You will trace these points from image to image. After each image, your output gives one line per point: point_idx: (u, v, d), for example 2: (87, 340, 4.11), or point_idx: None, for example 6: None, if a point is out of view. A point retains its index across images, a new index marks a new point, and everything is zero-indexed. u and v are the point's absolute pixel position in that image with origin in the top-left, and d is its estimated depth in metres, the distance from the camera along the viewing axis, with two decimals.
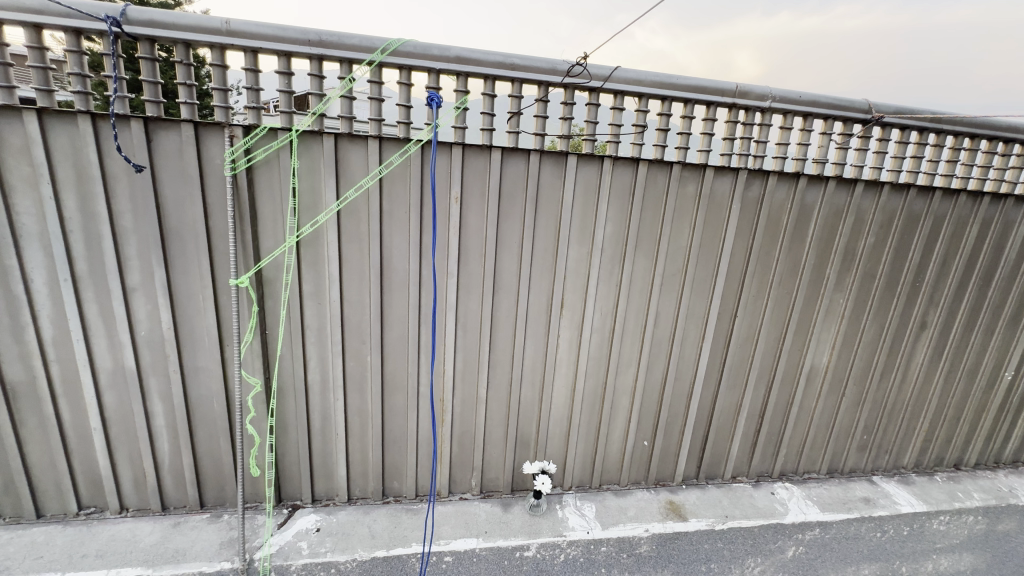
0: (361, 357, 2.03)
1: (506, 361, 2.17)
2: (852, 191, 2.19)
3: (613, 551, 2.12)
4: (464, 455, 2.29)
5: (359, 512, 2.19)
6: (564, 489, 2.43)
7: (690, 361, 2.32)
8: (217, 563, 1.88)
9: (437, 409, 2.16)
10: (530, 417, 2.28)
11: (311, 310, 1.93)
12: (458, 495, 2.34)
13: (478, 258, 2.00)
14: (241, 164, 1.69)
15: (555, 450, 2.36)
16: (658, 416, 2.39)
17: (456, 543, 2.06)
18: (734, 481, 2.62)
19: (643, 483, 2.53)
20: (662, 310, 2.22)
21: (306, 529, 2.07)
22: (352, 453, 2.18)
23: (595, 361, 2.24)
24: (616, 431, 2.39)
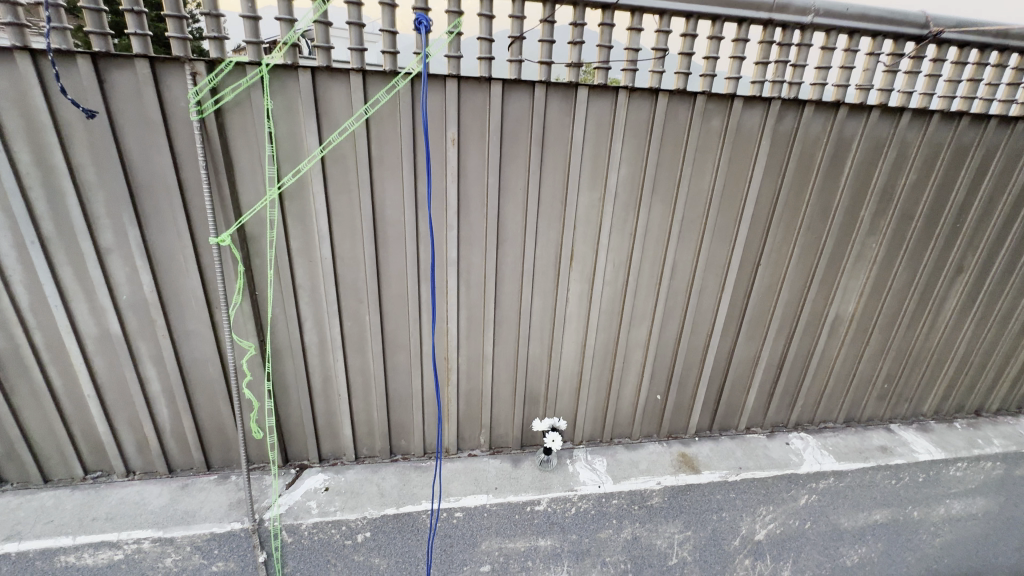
0: (359, 316, 1.92)
1: (513, 316, 2.05)
2: (896, 122, 1.96)
3: (624, 504, 2.22)
4: (471, 413, 2.22)
5: (368, 470, 2.17)
6: (574, 444, 2.38)
7: (708, 311, 2.19)
8: (227, 524, 1.90)
9: (441, 368, 2.07)
10: (539, 373, 2.19)
11: (301, 269, 1.79)
12: (468, 452, 2.30)
13: (480, 207, 1.83)
14: (207, 107, 1.50)
15: (565, 405, 2.28)
16: (671, 370, 2.29)
17: (466, 500, 2.07)
18: (747, 432, 2.56)
19: (655, 436, 2.47)
20: (680, 259, 2.06)
21: (315, 488, 2.06)
22: (357, 414, 2.12)
23: (607, 316, 2.11)
24: (628, 385, 2.30)
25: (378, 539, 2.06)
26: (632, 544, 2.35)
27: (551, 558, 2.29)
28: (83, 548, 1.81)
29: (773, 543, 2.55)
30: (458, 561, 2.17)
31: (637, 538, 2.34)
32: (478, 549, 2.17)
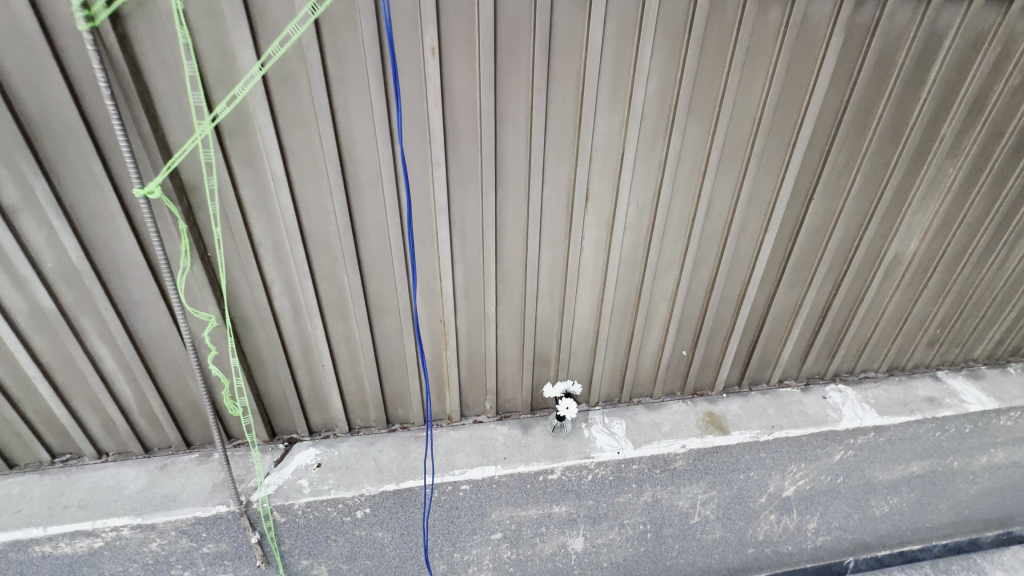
0: (336, 277, 1.63)
1: (518, 270, 1.74)
2: (1006, 7, 1.53)
3: (645, 468, 2.04)
4: (474, 379, 1.98)
5: (363, 442, 1.97)
6: (590, 406, 2.15)
7: (746, 258, 1.87)
8: (212, 507, 1.74)
9: (437, 332, 1.80)
10: (549, 332, 1.92)
11: (259, 224, 1.48)
12: (472, 418, 2.09)
13: (473, 138, 1.47)
14: (99, 12, 1.11)
15: (579, 366, 2.03)
16: (698, 324, 2.02)
17: (472, 473, 1.88)
18: (780, 386, 2.32)
19: (678, 394, 2.24)
20: (716, 195, 1.71)
21: (306, 465, 1.87)
22: (346, 384, 1.89)
23: (628, 266, 1.81)
24: (650, 342, 2.03)
25: (380, 514, 1.91)
26: (652, 506, 2.20)
27: (566, 523, 2.15)
28: (57, 538, 1.67)
29: (801, 498, 2.40)
30: (467, 530, 2.05)
31: (657, 501, 2.19)
32: (488, 518, 2.04)
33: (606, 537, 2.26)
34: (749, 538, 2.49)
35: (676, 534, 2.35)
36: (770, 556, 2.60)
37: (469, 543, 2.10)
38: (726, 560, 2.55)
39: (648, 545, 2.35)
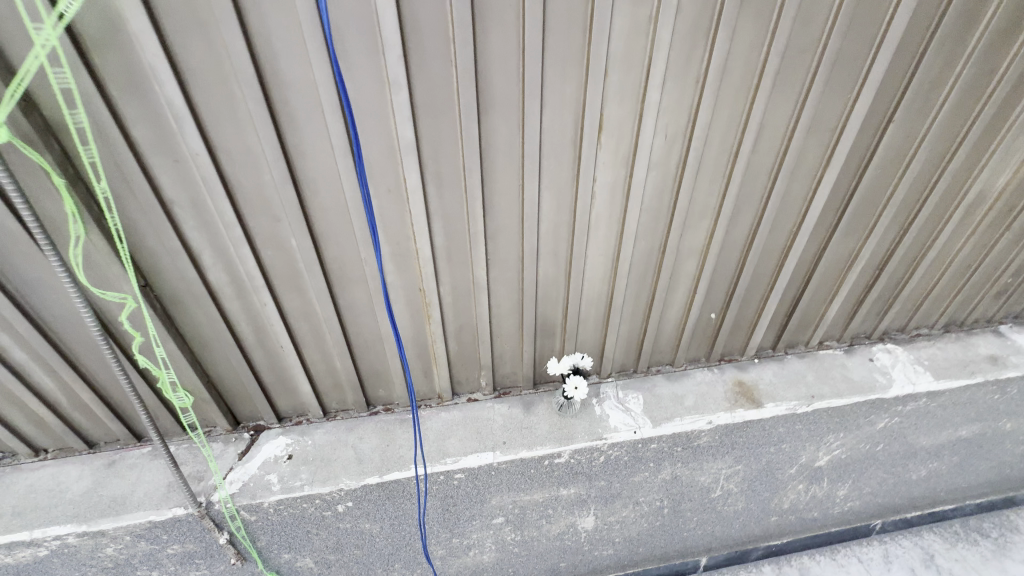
0: (282, 242, 1.28)
1: (514, 225, 1.39)
2: None
3: (665, 447, 1.79)
4: (465, 354, 1.68)
5: (341, 428, 1.71)
6: (601, 377, 1.87)
7: (798, 202, 1.50)
8: (167, 510, 1.50)
9: (417, 302, 1.48)
10: (554, 298, 1.59)
11: (167, 176, 1.12)
12: (466, 396, 1.82)
13: (443, 46, 1.07)
14: None
15: (589, 335, 1.72)
16: (731, 283, 1.68)
17: (467, 461, 1.63)
18: (820, 348, 2.02)
19: (703, 360, 1.95)
20: (769, 121, 1.32)
21: (275, 457, 1.63)
22: (313, 366, 1.59)
23: (651, 216, 1.44)
24: (674, 306, 1.71)
25: (364, 507, 1.68)
26: (671, 483, 1.98)
27: (575, 505, 1.94)
28: None
29: (834, 467, 2.17)
30: (465, 516, 1.84)
31: (677, 478, 1.96)
32: (488, 504, 1.82)
33: (620, 515, 2.06)
34: (773, 508, 2.29)
35: (695, 509, 2.15)
36: (793, 523, 2.43)
37: (468, 528, 1.90)
38: (746, 529, 2.37)
39: (664, 520, 2.16)
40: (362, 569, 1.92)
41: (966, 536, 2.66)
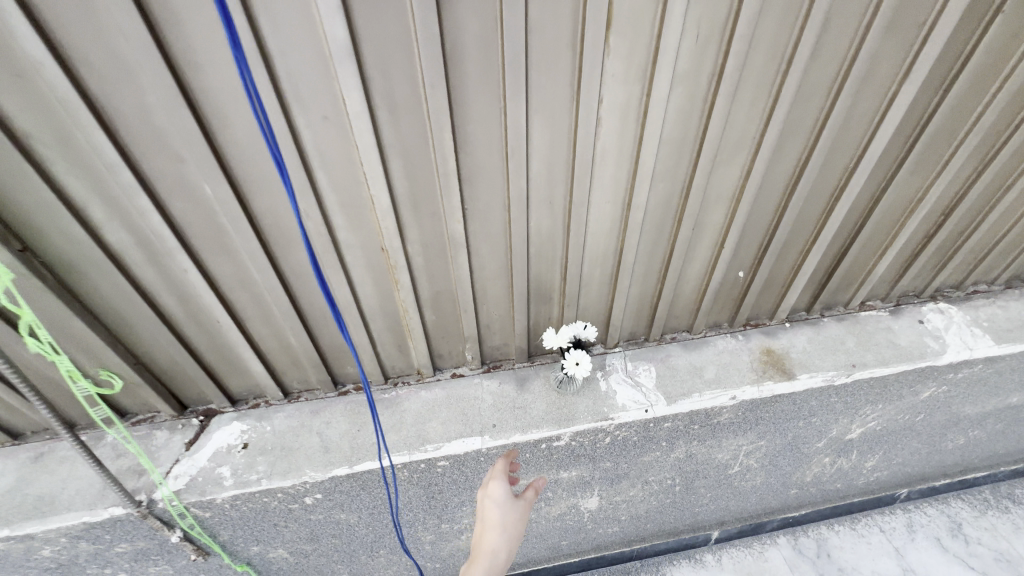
0: (192, 190, 0.98)
1: (496, 165, 1.08)
2: None
3: (680, 425, 1.55)
4: (446, 325, 1.41)
5: (305, 412, 1.48)
6: (607, 348, 1.61)
7: (858, 131, 1.19)
8: (103, 511, 1.30)
9: (380, 265, 1.20)
10: (550, 258, 1.30)
11: (13, 98, 0.82)
12: (450, 372, 1.57)
13: None
14: None
15: (593, 300, 1.45)
16: (766, 235, 1.38)
17: (451, 448, 1.40)
18: (861, 309, 1.74)
19: (725, 326, 1.68)
20: (836, 16, 0.99)
21: (228, 447, 1.40)
22: (264, 342, 1.33)
23: (672, 150, 1.13)
24: (696, 263, 1.42)
25: (336, 498, 1.48)
26: (684, 462, 1.76)
27: (577, 487, 1.74)
28: None
29: (866, 439, 1.95)
30: (454, 503, 1.64)
31: (692, 456, 1.74)
32: (479, 490, 1.61)
33: (627, 494, 1.86)
34: (795, 481, 2.10)
35: (710, 485, 1.95)
36: (813, 495, 2.24)
37: (458, 514, 1.71)
38: (763, 503, 2.19)
39: (675, 497, 1.97)
40: (344, 556, 1.75)
41: (996, 503, 2.48)
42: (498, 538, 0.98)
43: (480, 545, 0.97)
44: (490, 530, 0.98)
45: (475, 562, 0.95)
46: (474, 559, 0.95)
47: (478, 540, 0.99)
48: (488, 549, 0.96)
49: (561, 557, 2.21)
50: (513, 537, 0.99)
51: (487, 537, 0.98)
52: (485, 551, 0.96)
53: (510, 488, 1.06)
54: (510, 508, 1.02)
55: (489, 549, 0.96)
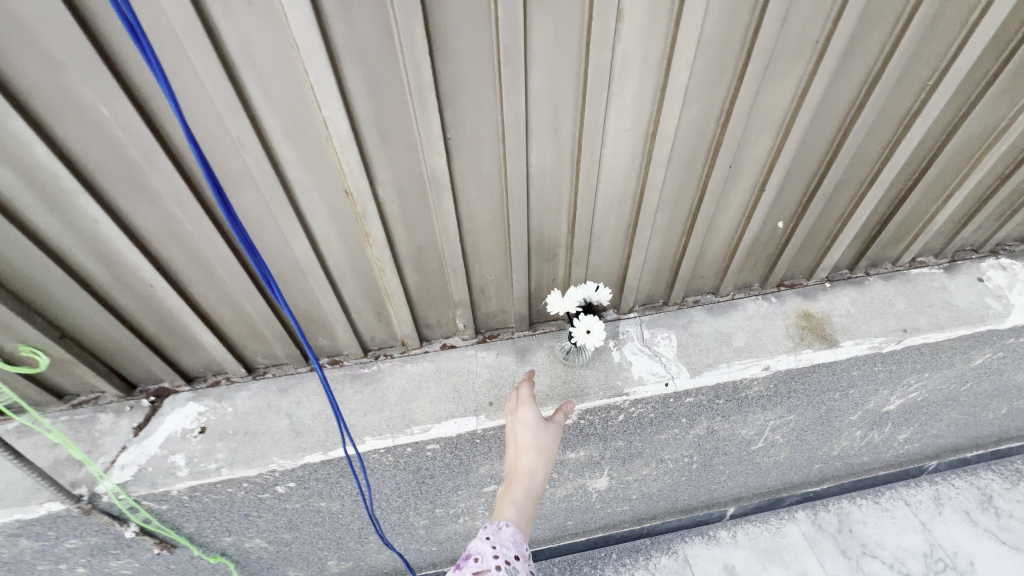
0: (85, 111, 0.75)
1: (486, 80, 0.84)
2: None
3: (703, 400, 1.36)
4: (432, 289, 1.19)
5: (272, 391, 1.28)
6: (620, 313, 1.40)
7: (943, 35, 0.95)
8: (37, 507, 1.12)
9: (345, 214, 0.97)
10: (555, 205, 1.07)
11: None
12: (440, 343, 1.36)
13: None
14: None
15: (606, 257, 1.23)
16: (815, 175, 1.15)
17: (441, 430, 1.21)
18: (911, 267, 1.52)
19: (755, 287, 1.46)
20: None
21: (182, 432, 1.21)
22: (215, 311, 1.12)
23: (712, 59, 0.88)
24: (729, 212, 1.19)
25: (312, 487, 1.30)
26: (705, 439, 1.58)
27: (585, 467, 1.56)
28: None
29: (903, 411, 1.77)
30: (448, 487, 1.47)
31: (714, 433, 1.56)
32: (475, 474, 1.43)
33: (639, 473, 1.69)
34: (821, 456, 1.93)
35: (730, 462, 1.78)
36: (837, 469, 2.08)
37: (453, 498, 1.54)
38: (784, 478, 2.03)
39: (692, 475, 1.80)
40: (330, 543, 1.60)
41: None
42: (534, 458, 0.99)
43: (516, 466, 0.98)
44: (525, 450, 1.00)
45: (513, 481, 0.96)
46: (512, 479, 0.96)
47: (514, 463, 1.00)
48: (526, 470, 0.97)
49: (566, 536, 2.08)
50: (548, 459, 1.00)
51: (523, 458, 0.99)
52: (523, 472, 0.97)
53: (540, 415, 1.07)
54: (544, 431, 1.04)
55: (526, 468, 0.97)
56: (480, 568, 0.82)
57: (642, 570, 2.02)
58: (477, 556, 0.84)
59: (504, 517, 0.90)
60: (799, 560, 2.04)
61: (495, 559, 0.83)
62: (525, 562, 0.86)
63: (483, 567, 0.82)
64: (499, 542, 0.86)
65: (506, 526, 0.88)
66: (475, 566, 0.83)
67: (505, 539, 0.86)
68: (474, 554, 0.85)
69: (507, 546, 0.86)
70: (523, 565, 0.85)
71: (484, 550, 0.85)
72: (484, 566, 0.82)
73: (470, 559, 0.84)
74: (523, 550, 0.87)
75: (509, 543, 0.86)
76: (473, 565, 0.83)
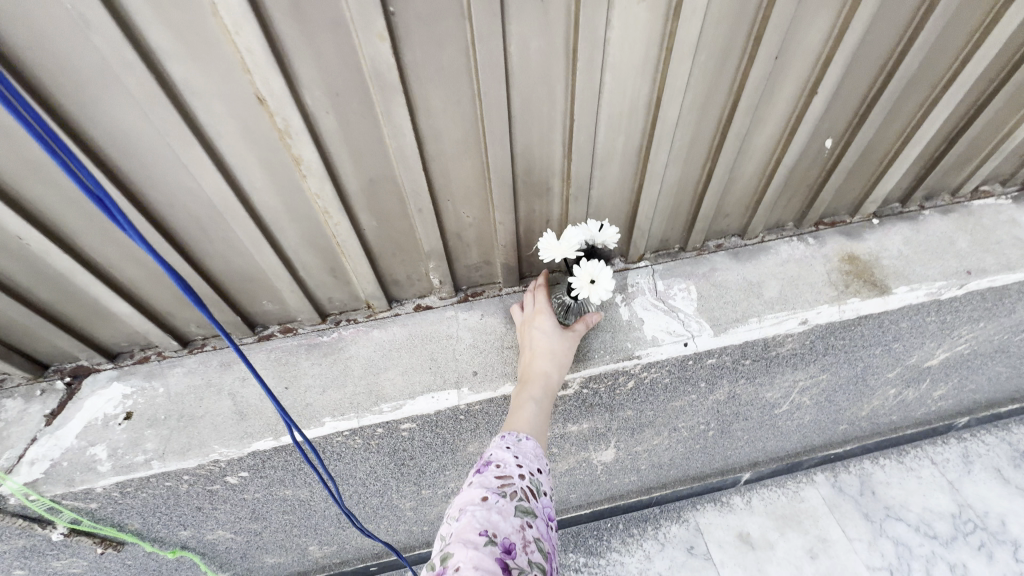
0: None
1: None
2: None
3: (728, 361, 1.16)
4: (396, 236, 0.96)
5: (212, 367, 1.06)
6: (629, 263, 1.17)
7: None
8: None
9: (264, 134, 0.72)
10: (546, 119, 0.82)
11: None
12: (414, 304, 1.14)
13: None
14: None
15: (612, 191, 0.99)
16: (882, 71, 0.90)
17: (415, 407, 1.00)
18: (973, 199, 1.28)
19: (789, 227, 1.23)
20: None
21: (103, 419, 1.00)
22: (123, 271, 0.89)
23: None
24: (767, 127, 0.94)
25: (270, 475, 1.11)
26: (724, 404, 1.39)
27: (588, 440, 1.37)
28: None
29: (946, 366, 1.57)
30: (432, 468, 1.29)
31: (735, 398, 1.36)
32: (463, 453, 1.24)
33: (649, 443, 1.51)
34: (847, 417, 1.74)
35: (750, 427, 1.60)
36: (862, 429, 1.91)
37: (440, 479, 1.36)
38: (805, 441, 1.86)
39: (707, 443, 1.62)
40: (306, 529, 1.44)
41: None
42: (546, 365, 0.93)
43: (529, 371, 0.94)
44: (536, 355, 0.94)
45: (528, 385, 0.91)
46: (527, 383, 0.92)
47: (527, 367, 0.95)
48: (538, 375, 0.92)
49: (568, 508, 1.93)
50: (564, 363, 0.95)
51: (537, 363, 0.94)
52: (534, 378, 0.92)
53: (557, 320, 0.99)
54: (559, 336, 0.96)
55: (539, 374, 0.92)
56: (503, 475, 0.75)
57: (651, 541, 1.88)
58: (499, 464, 0.77)
59: (522, 428, 0.83)
60: (818, 526, 1.88)
61: (519, 468, 0.76)
62: (547, 476, 0.80)
63: (506, 473, 0.75)
64: (521, 453, 0.79)
65: (527, 439, 0.82)
66: (498, 472, 0.75)
67: (527, 450, 0.80)
68: (494, 461, 0.77)
69: (530, 458, 0.79)
70: (544, 479, 0.79)
71: (506, 459, 0.78)
72: (508, 474, 0.75)
73: (491, 465, 0.77)
74: (544, 464, 0.81)
75: (532, 456, 0.80)
76: (495, 470, 0.76)
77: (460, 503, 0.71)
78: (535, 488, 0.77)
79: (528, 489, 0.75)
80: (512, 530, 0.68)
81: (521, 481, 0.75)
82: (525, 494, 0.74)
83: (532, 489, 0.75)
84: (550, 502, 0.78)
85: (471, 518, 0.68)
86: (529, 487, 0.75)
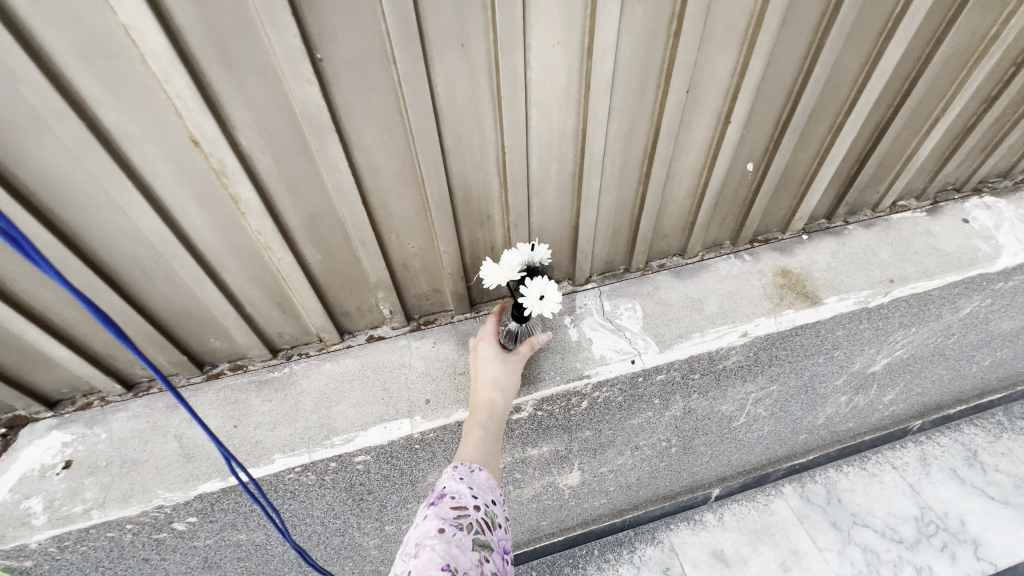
0: None
1: None
2: None
3: (677, 376, 1.19)
4: (342, 269, 0.98)
5: (157, 409, 1.04)
6: (577, 285, 1.22)
7: None
8: None
9: (200, 175, 0.75)
10: (478, 151, 0.87)
11: None
12: (366, 335, 1.15)
13: None
14: None
15: (551, 217, 1.04)
16: (788, 100, 0.99)
17: (366, 438, 1.00)
18: (892, 212, 1.38)
19: (726, 246, 1.30)
20: None
21: (40, 471, 0.97)
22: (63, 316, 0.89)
23: None
24: (690, 153, 1.01)
25: (221, 519, 1.07)
26: (682, 419, 1.41)
27: (551, 463, 1.38)
28: None
29: (890, 371, 1.64)
30: (394, 501, 1.27)
31: (691, 412, 1.39)
32: (424, 483, 1.23)
33: (614, 463, 1.52)
34: (805, 426, 1.79)
35: (712, 442, 1.63)
36: (822, 437, 1.97)
37: (403, 513, 1.33)
38: (768, 453, 1.90)
39: (671, 459, 1.64)
40: None
41: None
42: (490, 393, 0.95)
43: (476, 401, 0.96)
44: (479, 385, 0.96)
45: (474, 414, 0.93)
46: (473, 412, 0.93)
47: (475, 397, 0.97)
48: (483, 404, 0.94)
49: (541, 536, 1.90)
50: (509, 388, 0.96)
51: (482, 392, 0.96)
52: (481, 406, 0.93)
53: (500, 347, 1.01)
54: (501, 363, 0.98)
55: (484, 402, 0.94)
56: (459, 506, 0.75)
57: (626, 564, 1.86)
58: (453, 496, 0.76)
59: (471, 458, 0.84)
60: (789, 538, 1.90)
61: (474, 500, 0.77)
62: (501, 507, 0.81)
63: (461, 505, 0.75)
64: (475, 484, 0.80)
65: (479, 469, 0.83)
66: (453, 503, 0.75)
67: (481, 482, 0.81)
68: (449, 494, 0.77)
69: (483, 490, 0.80)
70: (498, 511, 0.80)
71: (460, 490, 0.78)
72: (463, 505, 0.75)
73: (445, 498, 0.76)
74: (497, 496, 0.82)
75: (485, 488, 0.81)
76: (451, 502, 0.76)
77: (416, 538, 0.71)
78: (490, 520, 0.77)
79: (483, 521, 0.75)
80: (470, 564, 0.68)
81: (477, 513, 0.75)
82: (480, 526, 0.74)
83: (487, 521, 0.76)
84: (505, 534, 0.79)
85: (431, 553, 0.67)
86: (484, 519, 0.76)
